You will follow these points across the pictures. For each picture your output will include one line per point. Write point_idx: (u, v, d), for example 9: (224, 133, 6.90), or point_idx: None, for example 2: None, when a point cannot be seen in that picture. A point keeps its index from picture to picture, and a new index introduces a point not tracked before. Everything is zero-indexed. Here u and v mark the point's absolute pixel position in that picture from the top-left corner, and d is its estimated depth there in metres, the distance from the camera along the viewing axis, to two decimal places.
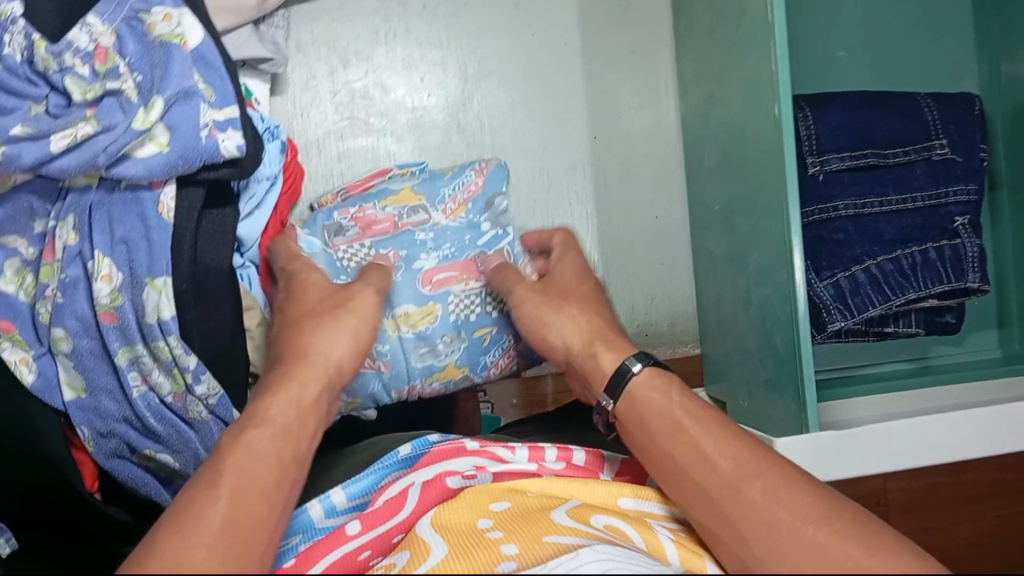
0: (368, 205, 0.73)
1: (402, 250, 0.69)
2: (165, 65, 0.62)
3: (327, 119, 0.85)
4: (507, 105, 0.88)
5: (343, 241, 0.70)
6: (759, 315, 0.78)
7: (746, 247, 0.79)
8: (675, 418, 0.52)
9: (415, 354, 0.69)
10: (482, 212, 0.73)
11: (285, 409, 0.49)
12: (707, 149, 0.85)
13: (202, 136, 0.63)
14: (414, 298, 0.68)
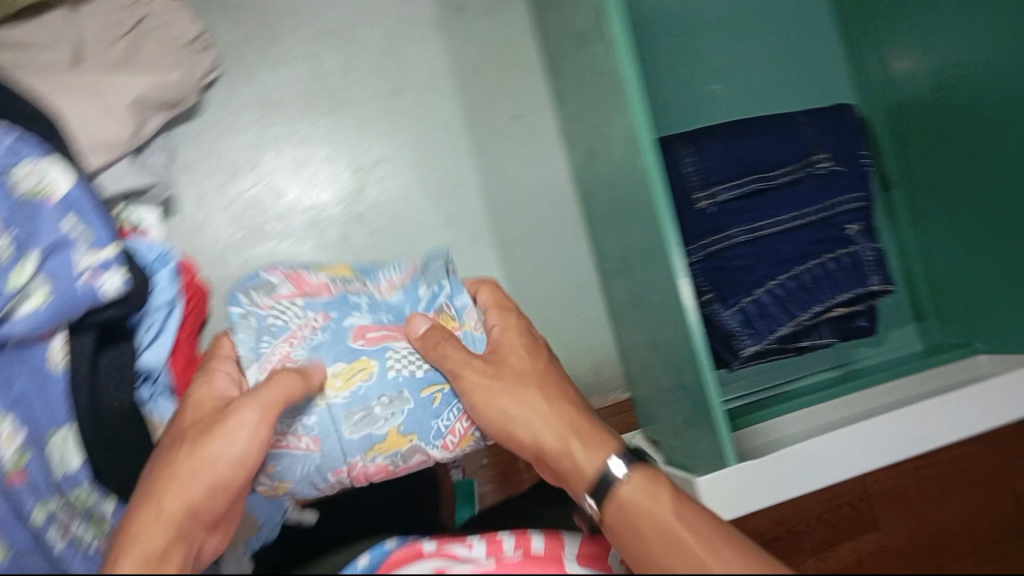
0: (301, 270, 0.69)
1: (332, 311, 0.65)
2: (34, 222, 0.64)
3: (226, 232, 0.86)
4: (402, 188, 0.90)
5: (269, 301, 0.65)
6: (667, 358, 0.79)
7: (646, 291, 0.80)
8: (685, 543, 0.50)
9: (348, 422, 0.60)
10: (419, 287, 0.70)
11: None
12: (598, 201, 0.87)
13: (80, 284, 0.65)
14: (334, 357, 0.62)
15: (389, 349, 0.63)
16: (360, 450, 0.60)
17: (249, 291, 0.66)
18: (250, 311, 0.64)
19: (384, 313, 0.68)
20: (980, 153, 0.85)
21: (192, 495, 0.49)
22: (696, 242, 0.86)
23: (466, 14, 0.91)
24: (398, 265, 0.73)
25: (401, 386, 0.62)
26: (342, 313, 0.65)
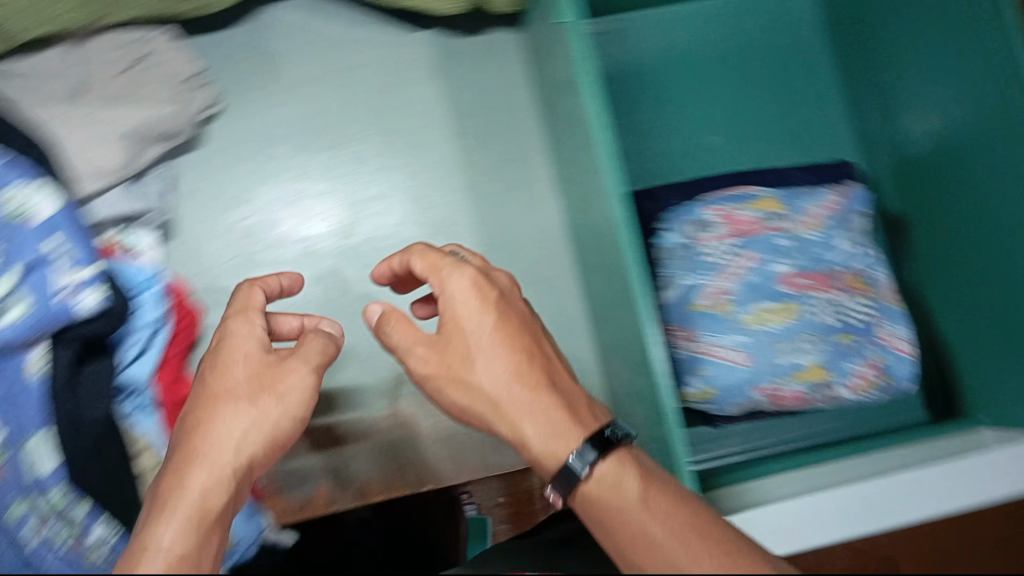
0: (733, 205, 0.85)
1: (759, 255, 0.82)
2: (18, 238, 0.69)
3: (221, 258, 0.89)
4: (393, 225, 0.91)
5: (708, 236, 0.84)
6: (645, 406, 0.77)
7: (625, 338, 0.78)
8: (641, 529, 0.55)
9: (778, 347, 0.80)
10: (840, 229, 0.86)
11: (179, 544, 0.52)
12: (586, 246, 0.86)
13: (57, 299, 0.68)
14: (774, 296, 0.82)
15: (812, 298, 0.82)
16: (786, 374, 0.81)
17: (689, 224, 0.85)
18: (691, 241, 0.84)
19: (809, 256, 0.83)
20: (986, 244, 0.80)
21: (232, 461, 0.58)
22: None
23: (462, 58, 0.93)
24: (820, 194, 0.87)
25: (819, 329, 0.81)
26: (771, 258, 0.83)
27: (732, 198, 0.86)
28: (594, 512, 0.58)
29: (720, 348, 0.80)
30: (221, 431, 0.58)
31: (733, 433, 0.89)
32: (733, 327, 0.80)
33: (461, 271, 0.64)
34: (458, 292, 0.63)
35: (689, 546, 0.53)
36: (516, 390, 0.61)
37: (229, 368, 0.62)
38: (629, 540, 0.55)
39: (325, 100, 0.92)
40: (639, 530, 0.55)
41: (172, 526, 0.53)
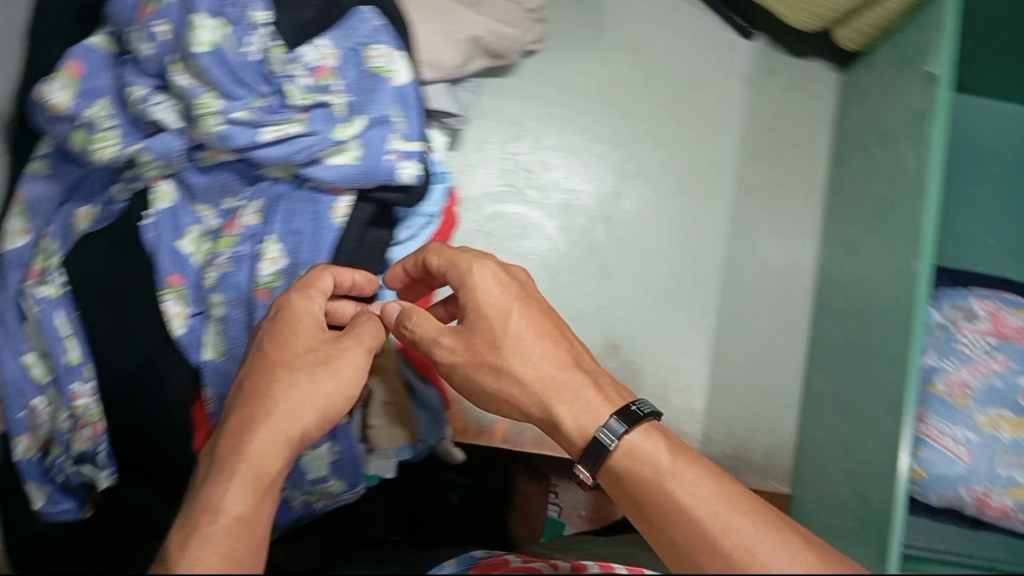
0: (1003, 306, 0.85)
1: (1013, 363, 0.82)
2: (373, 93, 0.72)
3: (489, 181, 0.92)
4: (655, 209, 0.92)
5: (970, 326, 0.83)
6: (858, 464, 0.77)
7: (859, 395, 0.79)
8: (676, 506, 0.57)
9: (1004, 457, 0.79)
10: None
11: (239, 505, 0.51)
12: (836, 296, 0.87)
13: (386, 159, 0.71)
14: (1018, 408, 0.80)
15: None
16: (1002, 484, 0.79)
17: (954, 308, 0.84)
18: (951, 324, 0.84)
19: None
20: None
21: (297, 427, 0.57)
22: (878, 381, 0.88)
23: (776, 77, 0.94)
24: None
25: None
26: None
27: (1002, 299, 0.85)
28: (634, 481, 0.59)
29: (948, 439, 0.79)
30: (299, 384, 0.59)
31: None
32: (967, 421, 0.79)
33: (473, 271, 0.65)
34: (488, 290, 0.65)
35: (715, 520, 0.55)
36: (557, 374, 0.64)
37: (298, 324, 0.62)
38: (659, 509, 0.58)
39: (635, 71, 0.93)
40: (665, 495, 0.58)
41: (237, 483, 0.52)
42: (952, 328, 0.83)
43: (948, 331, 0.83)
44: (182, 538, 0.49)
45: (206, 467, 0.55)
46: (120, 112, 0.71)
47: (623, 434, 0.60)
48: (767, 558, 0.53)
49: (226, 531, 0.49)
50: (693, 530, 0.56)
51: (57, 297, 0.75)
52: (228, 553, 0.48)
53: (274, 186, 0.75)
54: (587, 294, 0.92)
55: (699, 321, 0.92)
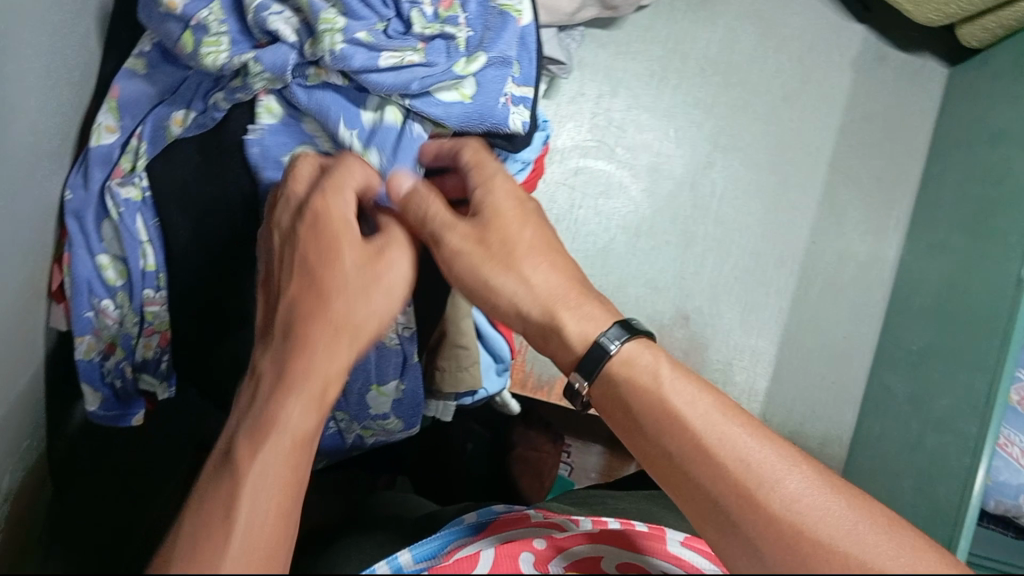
0: None
1: None
2: (499, 31, 0.70)
3: (579, 134, 0.91)
4: (743, 181, 0.92)
5: None
6: (927, 462, 0.77)
7: (935, 393, 0.79)
8: (678, 413, 0.50)
9: None
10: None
11: (277, 496, 0.45)
12: (918, 294, 0.86)
13: (499, 102, 0.69)
14: None
15: None
16: None
17: None
18: None
19: None
20: None
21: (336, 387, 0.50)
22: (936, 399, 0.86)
23: (882, 65, 0.93)
24: None
25: None
26: None
27: None
28: (621, 395, 0.53)
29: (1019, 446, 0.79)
30: (352, 309, 0.51)
31: None
32: None
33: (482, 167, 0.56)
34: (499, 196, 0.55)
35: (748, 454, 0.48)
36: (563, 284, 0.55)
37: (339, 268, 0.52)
38: (653, 418, 0.50)
39: (742, 41, 0.92)
40: (664, 403, 0.50)
41: (269, 455, 0.46)
42: None
43: None
44: (209, 522, 0.44)
45: (227, 441, 0.48)
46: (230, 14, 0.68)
47: (617, 348, 0.53)
48: (776, 483, 0.47)
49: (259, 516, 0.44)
50: (689, 440, 0.48)
51: (140, 201, 0.73)
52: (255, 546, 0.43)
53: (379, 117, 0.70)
54: (663, 260, 0.91)
55: (771, 301, 0.91)
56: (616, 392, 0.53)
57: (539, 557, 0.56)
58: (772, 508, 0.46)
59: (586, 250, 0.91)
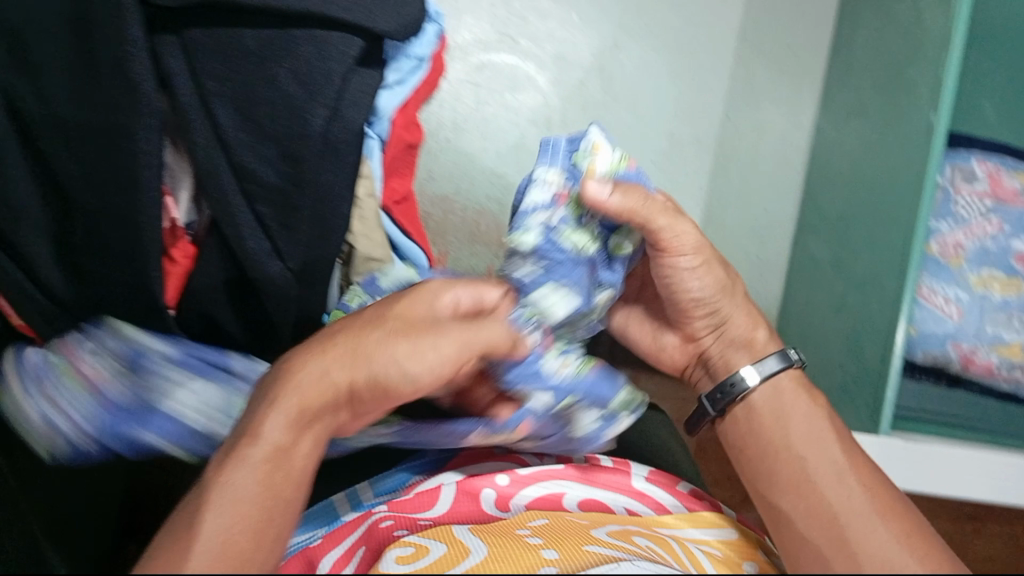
0: (1003, 166, 0.83)
1: (1007, 225, 0.81)
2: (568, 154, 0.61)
3: (480, 28, 0.87)
4: (654, 62, 0.88)
5: (971, 188, 0.81)
6: (850, 322, 0.77)
7: (856, 253, 0.78)
8: (838, 472, 0.57)
9: (992, 316, 0.80)
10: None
11: (281, 434, 0.48)
12: (834, 157, 0.85)
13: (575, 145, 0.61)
14: (1009, 269, 0.81)
15: None
16: (986, 343, 0.80)
17: (955, 169, 0.82)
18: (950, 186, 0.81)
19: None
20: None
21: (357, 373, 0.50)
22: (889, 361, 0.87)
23: None
24: None
25: None
26: (1017, 232, 0.81)
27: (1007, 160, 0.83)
28: (765, 415, 0.62)
29: (940, 299, 0.79)
30: (371, 340, 0.51)
31: None
32: (959, 283, 0.80)
33: (708, 268, 0.64)
34: (708, 281, 0.64)
35: (872, 496, 0.56)
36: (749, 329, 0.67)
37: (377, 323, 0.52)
38: (783, 458, 0.60)
39: None
40: (810, 470, 0.58)
41: (272, 415, 0.49)
42: (956, 196, 0.81)
43: (946, 192, 0.81)
44: (224, 456, 0.49)
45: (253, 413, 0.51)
46: (564, 153, 0.61)
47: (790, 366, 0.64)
48: (879, 527, 0.53)
49: (256, 468, 0.47)
50: (834, 498, 0.56)
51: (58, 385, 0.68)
52: (229, 510, 0.46)
53: (264, 25, 0.68)
54: None
55: (690, 183, 0.90)
56: (777, 432, 0.61)
57: (501, 495, 0.68)
58: (880, 535, 0.53)
59: (499, 149, 0.88)
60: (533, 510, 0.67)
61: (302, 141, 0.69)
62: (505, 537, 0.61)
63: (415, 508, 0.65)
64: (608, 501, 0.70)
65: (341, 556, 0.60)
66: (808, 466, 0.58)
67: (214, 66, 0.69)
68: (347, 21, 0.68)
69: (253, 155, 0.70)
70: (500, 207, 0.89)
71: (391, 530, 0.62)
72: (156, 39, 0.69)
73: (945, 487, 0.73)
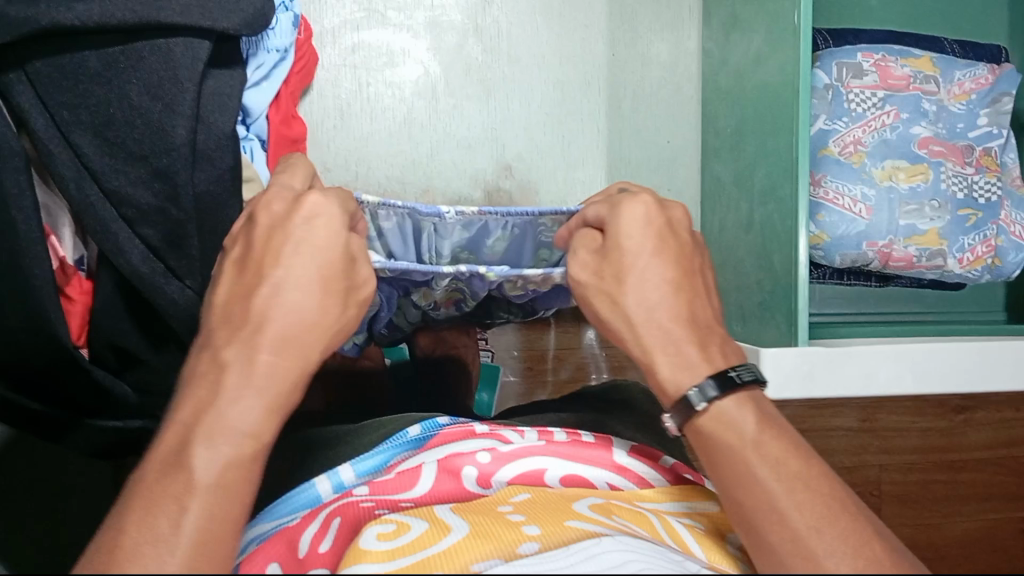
0: (888, 57, 0.83)
1: (904, 114, 0.81)
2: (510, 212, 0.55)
3: (345, 8, 0.85)
4: (528, 12, 0.87)
5: (861, 83, 0.81)
6: (759, 238, 0.77)
7: (753, 167, 0.77)
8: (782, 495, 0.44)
9: (903, 207, 0.79)
10: (984, 105, 0.83)
11: (263, 422, 0.43)
12: (723, 76, 0.84)
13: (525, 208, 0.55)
14: (911, 156, 0.80)
15: (942, 167, 0.80)
16: (902, 235, 0.79)
17: (844, 66, 0.81)
18: (837, 84, 0.81)
19: (949, 128, 0.82)
20: None
21: (302, 343, 0.45)
22: (820, 275, 0.88)
23: None
24: (976, 68, 0.83)
25: (946, 197, 0.79)
26: (912, 118, 0.81)
27: (889, 49, 0.83)
28: (702, 441, 0.49)
29: (848, 199, 0.79)
30: (279, 304, 0.45)
31: (817, 295, 0.91)
32: (866, 180, 0.79)
33: (639, 287, 0.51)
34: (634, 224, 0.51)
35: (793, 493, 0.44)
36: (670, 324, 0.51)
37: (284, 285, 0.45)
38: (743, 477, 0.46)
39: None
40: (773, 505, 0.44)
41: (248, 397, 0.43)
42: (847, 94, 0.81)
43: (836, 91, 0.81)
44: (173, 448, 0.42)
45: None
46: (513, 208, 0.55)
47: (717, 393, 0.48)
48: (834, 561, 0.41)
49: (225, 449, 0.42)
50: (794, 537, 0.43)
51: None
52: (213, 507, 0.40)
53: (102, 46, 0.63)
54: (470, 116, 0.88)
55: (587, 128, 0.90)
56: (726, 450, 0.47)
57: (483, 473, 0.62)
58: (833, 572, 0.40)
59: (388, 127, 0.87)
60: (516, 486, 0.61)
61: (168, 155, 0.65)
62: (487, 515, 0.55)
63: (397, 490, 0.59)
64: (591, 477, 0.64)
65: (318, 527, 0.55)
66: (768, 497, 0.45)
67: (64, 96, 0.64)
68: (184, 24, 0.64)
69: (124, 179, 0.66)
70: (402, 186, 0.88)
71: (371, 508, 0.56)
72: (2, 79, 0.63)
73: (906, 388, 0.70)
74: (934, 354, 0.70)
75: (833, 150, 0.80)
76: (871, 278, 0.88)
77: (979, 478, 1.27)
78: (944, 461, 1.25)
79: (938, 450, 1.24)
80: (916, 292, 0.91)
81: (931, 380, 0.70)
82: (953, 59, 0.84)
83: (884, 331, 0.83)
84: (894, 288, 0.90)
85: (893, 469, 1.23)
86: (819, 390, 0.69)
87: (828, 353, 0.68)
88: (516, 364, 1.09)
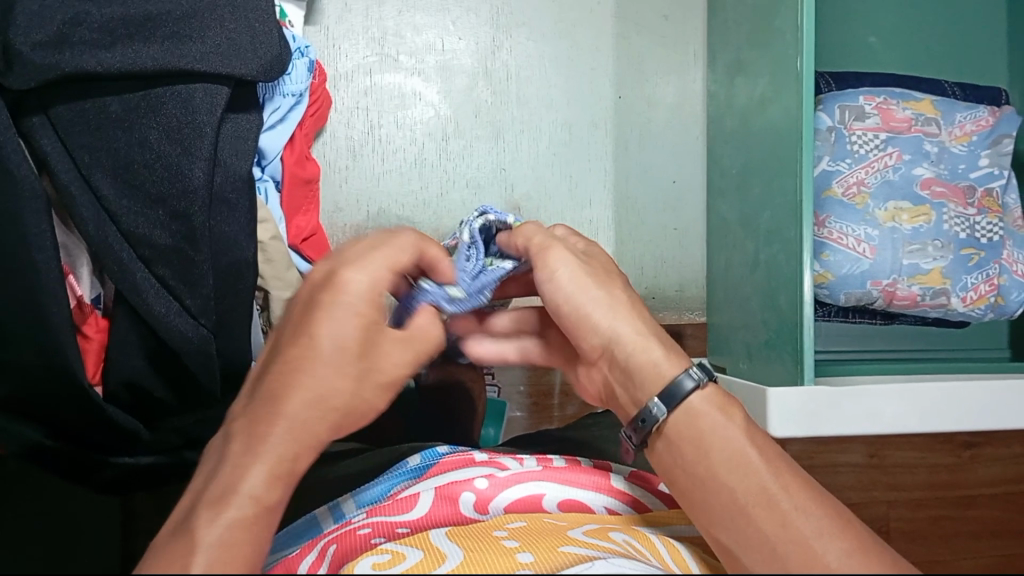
0: (890, 100, 0.85)
1: (906, 155, 0.82)
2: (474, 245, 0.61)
3: (358, 53, 0.87)
4: (537, 56, 0.90)
5: (864, 124, 0.83)
6: (765, 277, 0.78)
7: (758, 207, 0.79)
8: (764, 488, 0.49)
9: (906, 247, 0.80)
10: (985, 146, 0.84)
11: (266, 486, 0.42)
12: (728, 118, 0.86)
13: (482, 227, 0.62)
14: (914, 198, 0.81)
15: (944, 208, 0.81)
16: (905, 276, 0.80)
17: (847, 108, 0.83)
18: (841, 125, 0.83)
19: (949, 170, 0.83)
20: None
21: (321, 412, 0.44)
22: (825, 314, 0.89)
23: None
24: (976, 110, 0.85)
25: (949, 237, 0.81)
26: (914, 160, 0.82)
27: (890, 92, 0.85)
28: (687, 432, 0.53)
29: (852, 239, 0.80)
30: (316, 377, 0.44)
31: (822, 332, 0.91)
32: (869, 221, 0.80)
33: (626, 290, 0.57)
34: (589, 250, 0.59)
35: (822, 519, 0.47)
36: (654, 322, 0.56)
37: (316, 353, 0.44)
38: (727, 460, 0.50)
39: None
40: (764, 491, 0.49)
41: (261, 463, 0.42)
42: (849, 135, 0.83)
43: (839, 133, 0.83)
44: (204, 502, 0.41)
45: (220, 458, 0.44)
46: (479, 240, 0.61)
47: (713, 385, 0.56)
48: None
49: (230, 510, 0.40)
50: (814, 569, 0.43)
51: None
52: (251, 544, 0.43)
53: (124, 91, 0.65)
54: (479, 157, 0.90)
55: (595, 169, 0.92)
56: (724, 436, 0.51)
57: (478, 499, 0.62)
58: None
59: (399, 167, 0.89)
60: (511, 513, 0.61)
61: (185, 198, 0.66)
62: (481, 541, 0.55)
63: (395, 516, 0.59)
64: (588, 501, 0.65)
65: (314, 554, 0.55)
66: (767, 493, 0.49)
67: (86, 139, 0.65)
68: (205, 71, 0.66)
69: (142, 221, 0.67)
70: (412, 226, 0.90)
71: (369, 536, 0.56)
72: (24, 124, 0.64)
73: (914, 425, 0.70)
74: (941, 390, 0.70)
75: (837, 191, 0.81)
76: (876, 316, 0.89)
77: (990, 514, 1.26)
78: (955, 496, 1.25)
79: (948, 485, 1.24)
80: (922, 330, 0.92)
81: (941, 417, 0.70)
82: (953, 101, 0.86)
83: (889, 368, 0.84)
84: (899, 327, 0.91)
85: (902, 507, 1.23)
86: (823, 430, 0.70)
87: (831, 391, 0.69)
88: (522, 400, 1.09)
